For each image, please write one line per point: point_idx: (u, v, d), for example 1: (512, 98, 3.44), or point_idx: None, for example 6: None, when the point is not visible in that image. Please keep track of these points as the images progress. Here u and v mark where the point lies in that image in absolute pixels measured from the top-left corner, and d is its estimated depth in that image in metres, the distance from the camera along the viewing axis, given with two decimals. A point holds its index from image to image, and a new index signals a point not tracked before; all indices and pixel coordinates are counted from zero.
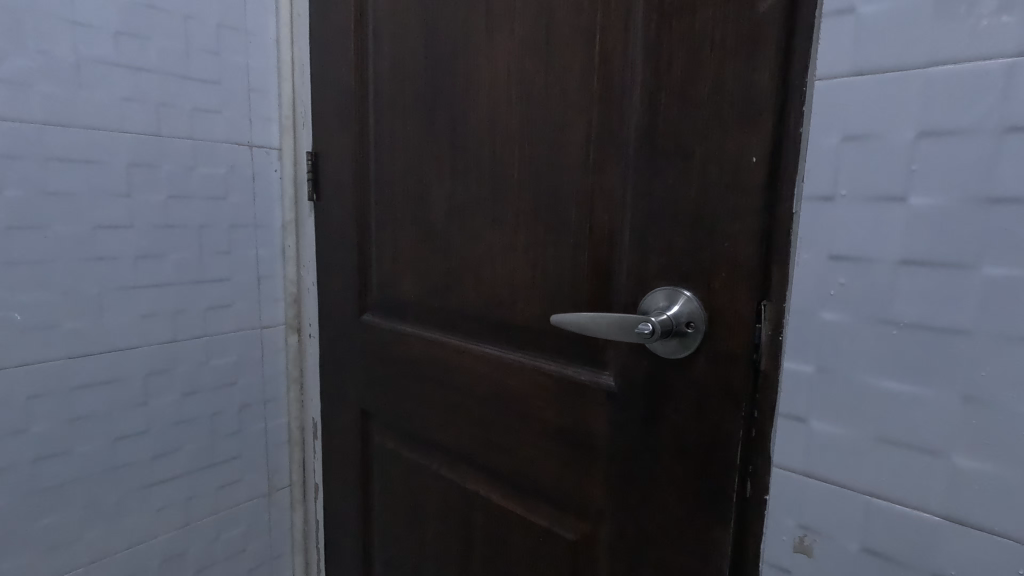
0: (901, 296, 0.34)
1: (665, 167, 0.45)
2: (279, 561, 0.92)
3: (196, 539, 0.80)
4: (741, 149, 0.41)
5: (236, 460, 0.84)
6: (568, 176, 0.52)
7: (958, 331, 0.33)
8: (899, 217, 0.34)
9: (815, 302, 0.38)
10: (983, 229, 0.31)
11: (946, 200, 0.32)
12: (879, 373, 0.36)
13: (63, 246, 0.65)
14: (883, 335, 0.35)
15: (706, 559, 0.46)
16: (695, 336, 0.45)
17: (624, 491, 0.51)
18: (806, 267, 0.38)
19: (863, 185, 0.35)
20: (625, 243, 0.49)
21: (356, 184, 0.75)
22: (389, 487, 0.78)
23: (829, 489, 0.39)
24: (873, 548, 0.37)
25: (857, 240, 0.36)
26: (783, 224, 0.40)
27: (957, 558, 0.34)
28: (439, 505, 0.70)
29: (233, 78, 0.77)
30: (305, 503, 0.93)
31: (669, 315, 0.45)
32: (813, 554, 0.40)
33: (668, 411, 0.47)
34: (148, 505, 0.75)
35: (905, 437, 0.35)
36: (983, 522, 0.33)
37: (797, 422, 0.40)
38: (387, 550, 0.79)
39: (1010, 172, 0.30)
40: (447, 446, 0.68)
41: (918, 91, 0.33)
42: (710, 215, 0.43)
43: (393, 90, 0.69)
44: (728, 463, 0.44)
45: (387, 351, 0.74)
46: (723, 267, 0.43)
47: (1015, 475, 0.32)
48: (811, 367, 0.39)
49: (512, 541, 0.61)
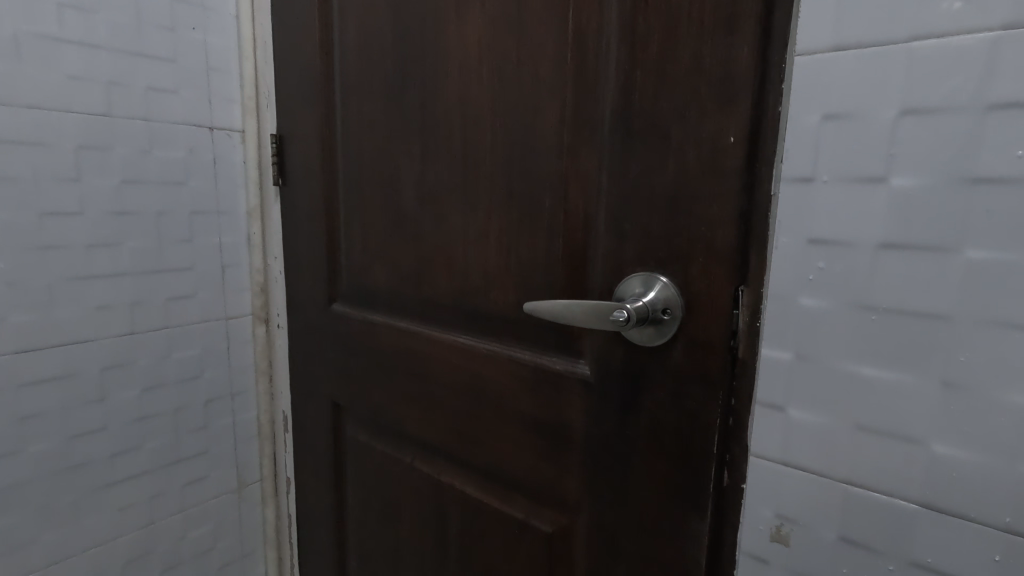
0: (881, 281, 0.34)
1: (641, 149, 0.44)
2: (250, 558, 0.89)
3: (160, 539, 0.78)
4: (718, 130, 0.40)
5: (202, 456, 0.81)
6: (542, 159, 0.50)
7: (937, 316, 0.32)
8: (880, 199, 0.33)
9: (793, 287, 0.37)
10: (965, 211, 0.31)
11: (927, 181, 0.31)
12: (859, 359, 0.35)
13: (7, 234, 0.61)
14: (861, 321, 0.34)
15: (682, 551, 0.46)
16: (672, 323, 0.44)
17: (600, 482, 0.50)
18: (784, 252, 0.37)
19: (843, 166, 0.34)
20: (600, 228, 0.47)
21: (324, 170, 0.72)
22: (364, 479, 0.76)
23: (807, 477, 0.38)
24: (850, 537, 0.37)
25: (836, 223, 0.35)
26: (762, 207, 0.39)
27: (933, 545, 0.34)
28: (413, 496, 0.68)
29: (190, 56, 0.73)
30: (277, 498, 0.91)
31: (646, 301, 0.44)
32: (789, 543, 0.39)
33: (645, 400, 0.46)
34: (108, 504, 0.72)
35: (883, 425, 0.34)
36: (959, 509, 0.33)
37: (774, 410, 0.39)
38: (362, 545, 0.77)
39: (992, 153, 0.30)
40: (421, 438, 0.66)
41: (900, 68, 0.32)
42: (686, 198, 0.42)
43: (359, 69, 0.66)
44: (705, 453, 0.44)
45: (359, 341, 0.71)
46: (701, 252, 0.42)
47: (990, 460, 0.31)
48: (788, 355, 0.38)
49: (488, 535, 0.60)
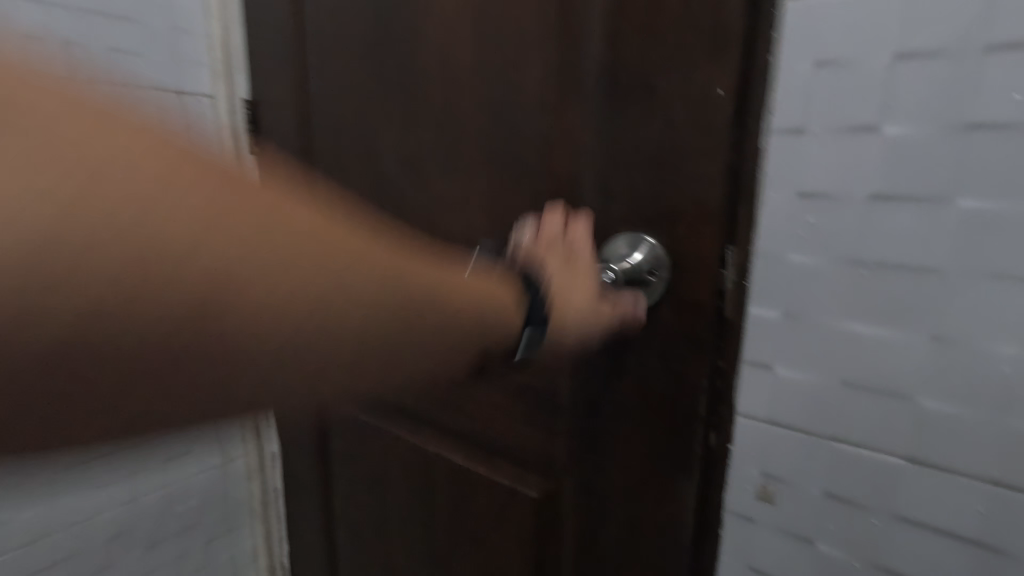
0: (873, 234, 0.33)
1: (628, 104, 0.42)
2: (237, 532, 0.89)
3: (144, 515, 0.77)
4: (707, 82, 0.38)
5: (184, 431, 0.80)
6: (526, 118, 0.48)
7: (929, 269, 0.31)
8: (874, 148, 0.32)
9: (782, 244, 0.36)
10: (959, 160, 0.30)
11: (922, 129, 0.30)
12: (848, 315, 0.34)
13: None
14: (851, 277, 0.34)
15: (670, 513, 0.46)
16: (658, 284, 0.43)
17: (588, 447, 0.50)
18: (774, 207, 0.36)
19: (835, 115, 0.33)
20: (587, 188, 0.46)
21: (300, 135, 0.69)
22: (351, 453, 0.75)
23: (794, 436, 0.38)
24: (837, 494, 0.37)
25: (828, 175, 0.34)
26: (750, 161, 0.38)
27: (919, 498, 0.34)
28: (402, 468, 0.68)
29: (153, 15, 0.69)
30: (263, 472, 0.89)
31: (632, 262, 0.43)
32: (776, 502, 0.39)
33: (633, 364, 0.46)
34: (88, 481, 0.71)
35: (872, 381, 0.34)
36: (945, 462, 0.33)
37: (762, 369, 0.38)
38: (350, 516, 0.77)
39: (989, 98, 0.29)
40: (407, 408, 0.65)
41: (897, 9, 0.30)
42: (675, 155, 0.40)
43: (334, 27, 0.62)
44: (692, 415, 0.43)
45: (343, 313, 0.70)
46: (689, 210, 0.41)
47: (978, 413, 0.31)
48: (776, 313, 0.37)
49: (475, 503, 0.60)
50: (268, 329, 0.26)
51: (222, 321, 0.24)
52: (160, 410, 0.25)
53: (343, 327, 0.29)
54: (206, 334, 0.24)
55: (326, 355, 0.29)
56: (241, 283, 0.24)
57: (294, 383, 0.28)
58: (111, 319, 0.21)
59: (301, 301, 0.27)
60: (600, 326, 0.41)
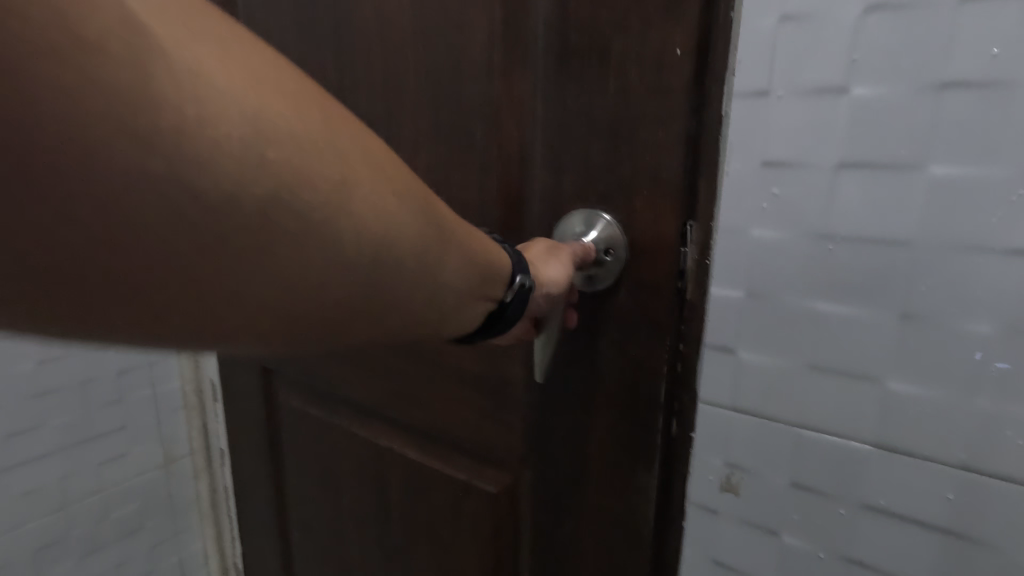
0: (840, 206, 0.30)
1: (579, 68, 0.39)
2: (185, 535, 0.84)
3: (78, 522, 0.72)
4: (663, 41, 0.35)
5: (120, 432, 0.74)
6: (469, 85, 0.44)
7: (899, 243, 0.29)
8: (841, 111, 0.29)
9: (745, 219, 0.33)
10: (932, 123, 0.27)
11: (892, 89, 0.28)
12: (814, 294, 0.32)
13: None
14: (818, 252, 0.31)
15: (631, 505, 0.44)
16: (615, 265, 0.40)
17: (546, 439, 0.47)
18: (736, 178, 0.33)
19: (800, 76, 0.30)
20: (536, 161, 0.42)
21: None
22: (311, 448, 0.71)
23: (758, 423, 0.35)
24: (802, 483, 0.35)
25: (792, 142, 0.31)
26: (708, 127, 0.35)
27: (886, 486, 0.32)
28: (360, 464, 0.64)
29: None
30: (212, 471, 0.84)
31: (587, 241, 0.39)
32: (739, 492, 0.37)
33: (589, 350, 0.43)
34: (10, 489, 0.66)
35: (839, 363, 0.32)
36: (914, 448, 0.31)
37: (724, 353, 0.36)
38: (304, 515, 0.73)
39: (964, 53, 0.26)
40: (357, 401, 0.61)
41: None
42: (628, 124, 0.37)
43: None
44: (652, 402, 0.41)
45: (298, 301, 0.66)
46: (645, 183, 0.38)
47: (948, 396, 0.29)
48: (739, 293, 0.34)
49: (432, 499, 0.56)
50: (378, 223, 0.25)
51: (281, 148, 0.22)
52: (233, 265, 0.22)
53: (392, 186, 0.26)
54: (322, 215, 0.23)
55: (399, 208, 0.26)
56: (285, 126, 0.22)
57: (368, 253, 0.25)
58: (260, 212, 0.22)
59: (347, 137, 0.24)
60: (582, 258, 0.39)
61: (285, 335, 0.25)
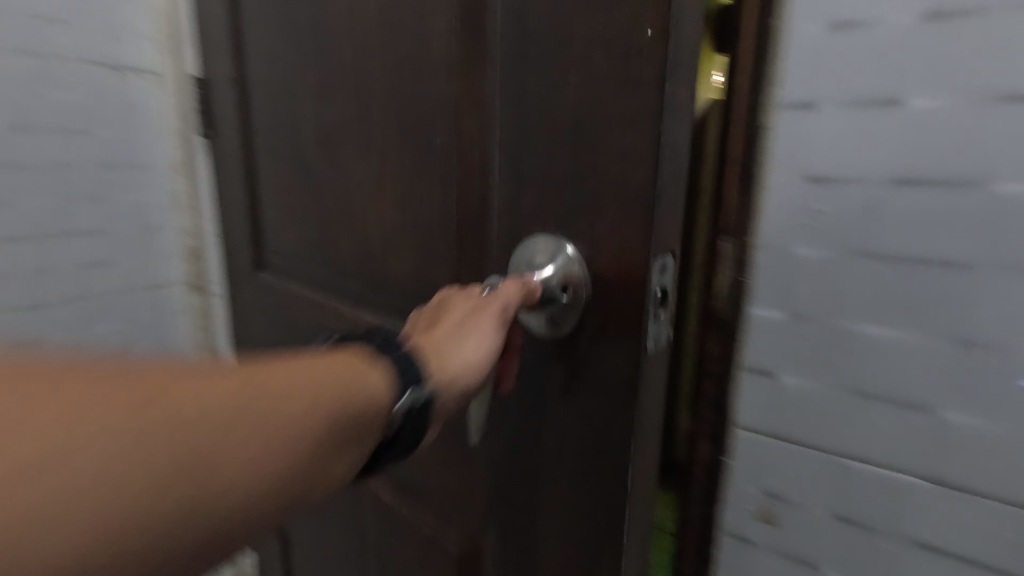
0: (890, 223, 0.29)
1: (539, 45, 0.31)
2: None
3: None
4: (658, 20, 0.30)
5: None
6: (431, 76, 0.38)
7: (957, 264, 0.27)
8: (892, 124, 0.28)
9: (788, 235, 0.31)
10: (993, 137, 0.26)
11: (950, 101, 0.26)
12: (861, 317, 0.30)
13: None
14: (865, 273, 0.30)
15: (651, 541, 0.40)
16: (575, 306, 0.32)
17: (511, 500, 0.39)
18: (780, 192, 0.31)
19: (849, 87, 0.28)
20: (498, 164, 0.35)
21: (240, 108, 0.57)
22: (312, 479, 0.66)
23: (796, 450, 0.34)
24: (844, 515, 0.33)
25: (839, 155, 0.29)
26: (738, 134, 0.31)
27: (935, 521, 0.30)
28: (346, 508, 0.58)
29: None
30: None
31: (537, 278, 0.32)
32: (777, 523, 0.35)
33: None
34: None
35: (884, 390, 0.30)
36: (969, 482, 0.29)
37: (762, 377, 0.34)
38: None
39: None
40: None
41: None
42: None
43: None
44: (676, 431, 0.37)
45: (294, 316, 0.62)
46: None
47: (1006, 428, 0.28)
48: (779, 313, 0.33)
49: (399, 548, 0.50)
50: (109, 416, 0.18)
51: (74, 513, 0.17)
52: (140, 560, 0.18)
53: (276, 475, 0.21)
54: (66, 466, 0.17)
55: (267, 503, 0.21)
56: (102, 492, 0.18)
57: (144, 430, 0.19)
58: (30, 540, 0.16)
59: (95, 405, 0.18)
60: (523, 297, 0.31)
61: (270, 511, 0.22)
